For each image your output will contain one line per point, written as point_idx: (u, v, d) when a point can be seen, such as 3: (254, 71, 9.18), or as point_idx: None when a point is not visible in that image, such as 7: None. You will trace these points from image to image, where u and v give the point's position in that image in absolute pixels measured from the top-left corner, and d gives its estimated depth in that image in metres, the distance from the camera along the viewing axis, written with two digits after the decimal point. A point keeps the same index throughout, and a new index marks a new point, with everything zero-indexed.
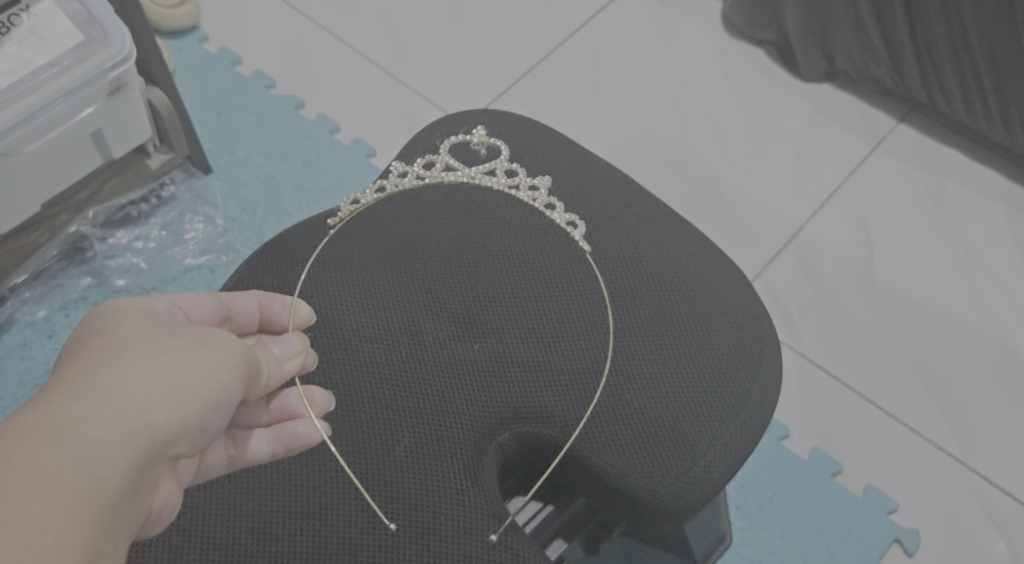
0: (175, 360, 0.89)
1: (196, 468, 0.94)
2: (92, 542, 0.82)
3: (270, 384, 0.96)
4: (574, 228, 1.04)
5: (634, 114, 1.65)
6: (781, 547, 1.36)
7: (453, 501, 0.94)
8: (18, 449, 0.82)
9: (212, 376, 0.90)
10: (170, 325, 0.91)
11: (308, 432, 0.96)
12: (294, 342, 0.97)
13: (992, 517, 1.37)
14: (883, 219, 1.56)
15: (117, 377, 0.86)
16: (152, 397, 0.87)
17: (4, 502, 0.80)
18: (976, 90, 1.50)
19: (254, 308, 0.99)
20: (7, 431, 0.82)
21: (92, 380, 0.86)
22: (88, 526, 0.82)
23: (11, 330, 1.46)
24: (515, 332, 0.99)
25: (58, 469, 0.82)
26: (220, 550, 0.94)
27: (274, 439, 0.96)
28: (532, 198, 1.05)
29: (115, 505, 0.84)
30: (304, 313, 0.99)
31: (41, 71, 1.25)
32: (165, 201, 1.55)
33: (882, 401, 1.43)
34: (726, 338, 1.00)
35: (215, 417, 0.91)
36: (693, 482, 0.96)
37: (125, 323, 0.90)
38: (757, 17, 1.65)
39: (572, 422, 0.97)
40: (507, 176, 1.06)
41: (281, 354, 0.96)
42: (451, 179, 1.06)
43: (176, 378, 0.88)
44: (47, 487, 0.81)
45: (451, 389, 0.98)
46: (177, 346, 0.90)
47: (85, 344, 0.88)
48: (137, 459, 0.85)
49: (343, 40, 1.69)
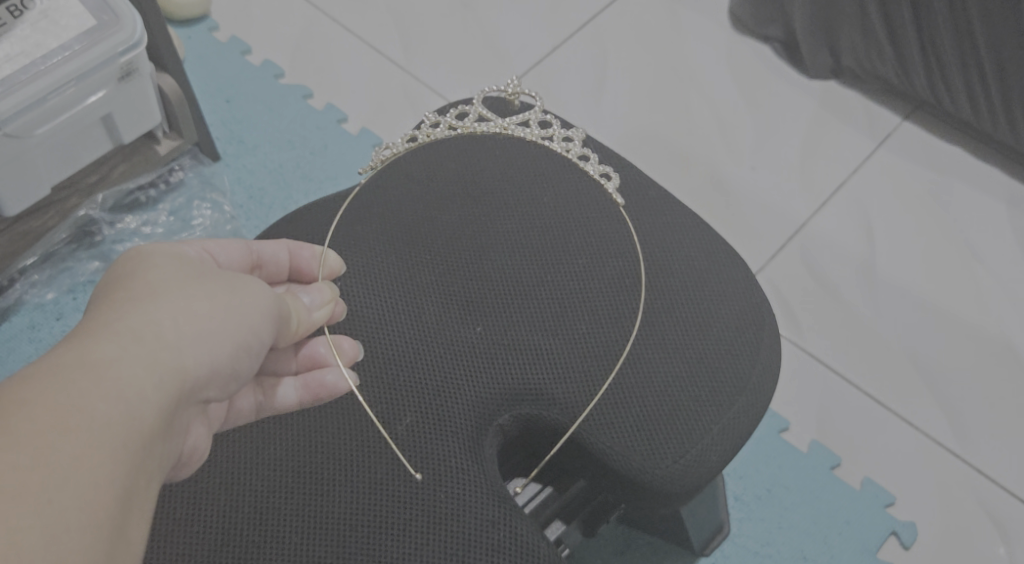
0: (206, 303, 0.90)
1: (224, 414, 0.96)
2: (126, 478, 0.83)
3: (299, 333, 0.97)
4: (608, 179, 1.08)
5: (640, 108, 1.66)
6: (778, 538, 1.37)
7: (453, 479, 0.96)
8: (52, 386, 0.82)
9: (242, 323, 0.92)
10: (201, 270, 0.93)
11: (336, 381, 0.97)
12: (324, 291, 0.98)
13: (989, 512, 1.38)
14: (886, 216, 1.57)
15: (149, 319, 0.88)
16: (184, 341, 0.88)
17: (39, 436, 0.80)
18: (979, 89, 1.51)
19: (284, 257, 1.01)
20: (40, 369, 0.83)
21: (124, 321, 0.87)
22: (122, 463, 0.83)
23: (19, 312, 1.47)
24: (517, 315, 1.01)
25: (92, 406, 0.82)
26: (225, 524, 0.95)
27: (302, 387, 0.97)
28: (566, 149, 1.09)
29: (146, 445, 0.84)
30: (334, 262, 1.01)
31: (53, 54, 1.26)
32: (173, 187, 1.56)
33: (881, 395, 1.45)
34: (727, 325, 1.02)
35: (245, 361, 0.92)
36: (691, 464, 0.97)
37: (158, 267, 0.91)
38: (764, 14, 1.66)
39: (572, 404, 0.98)
40: (540, 127, 1.11)
41: (311, 302, 0.98)
42: (485, 129, 1.10)
43: (207, 321, 0.90)
44: (81, 423, 0.82)
45: (453, 371, 0.99)
46: (207, 290, 0.91)
47: (116, 288, 0.89)
48: (169, 400, 0.86)
49: (353, 31, 1.70)
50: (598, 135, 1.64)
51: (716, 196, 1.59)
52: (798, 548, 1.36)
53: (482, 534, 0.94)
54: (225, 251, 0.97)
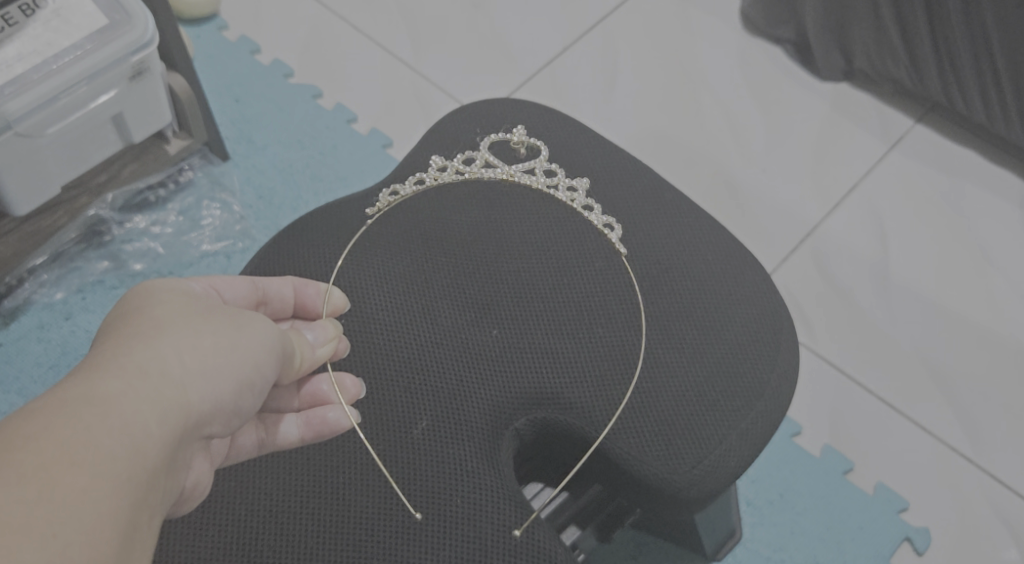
0: (211, 339, 0.89)
1: (226, 450, 0.95)
2: (129, 514, 0.81)
3: (302, 370, 0.96)
4: (611, 231, 1.04)
5: (651, 110, 1.65)
6: (790, 543, 1.36)
7: (469, 483, 0.95)
8: (56, 421, 0.81)
9: (248, 359, 0.91)
10: (207, 305, 0.92)
11: (337, 418, 0.96)
12: (327, 328, 0.97)
13: (1003, 519, 1.37)
14: (899, 219, 1.56)
15: (154, 354, 0.86)
16: (188, 377, 0.87)
17: (41, 471, 0.79)
18: (994, 91, 1.50)
19: (290, 294, 1.00)
20: (44, 403, 0.81)
21: (132, 357, 0.86)
22: (125, 499, 0.81)
23: (28, 312, 1.46)
24: (532, 318, 1.00)
25: (95, 442, 0.81)
26: (240, 529, 0.95)
27: (304, 424, 0.96)
28: (570, 199, 1.05)
29: (149, 482, 0.83)
30: (339, 299, 1.00)
31: (65, 53, 1.26)
32: (182, 187, 1.56)
33: (893, 399, 1.44)
34: (743, 329, 1.01)
35: (247, 399, 0.91)
36: (708, 470, 0.96)
37: (164, 302, 0.90)
38: (776, 15, 1.65)
39: (588, 409, 0.97)
40: (546, 176, 1.07)
41: (314, 339, 0.97)
42: (490, 176, 1.07)
43: (212, 357, 0.89)
44: (84, 459, 0.80)
45: (469, 374, 0.98)
46: (213, 326, 0.90)
47: (123, 323, 0.88)
48: (172, 436, 0.85)
49: (362, 30, 1.69)
50: (610, 136, 1.63)
51: (728, 199, 1.58)
52: (811, 553, 1.35)
53: (498, 540, 0.93)
54: (230, 287, 0.96)
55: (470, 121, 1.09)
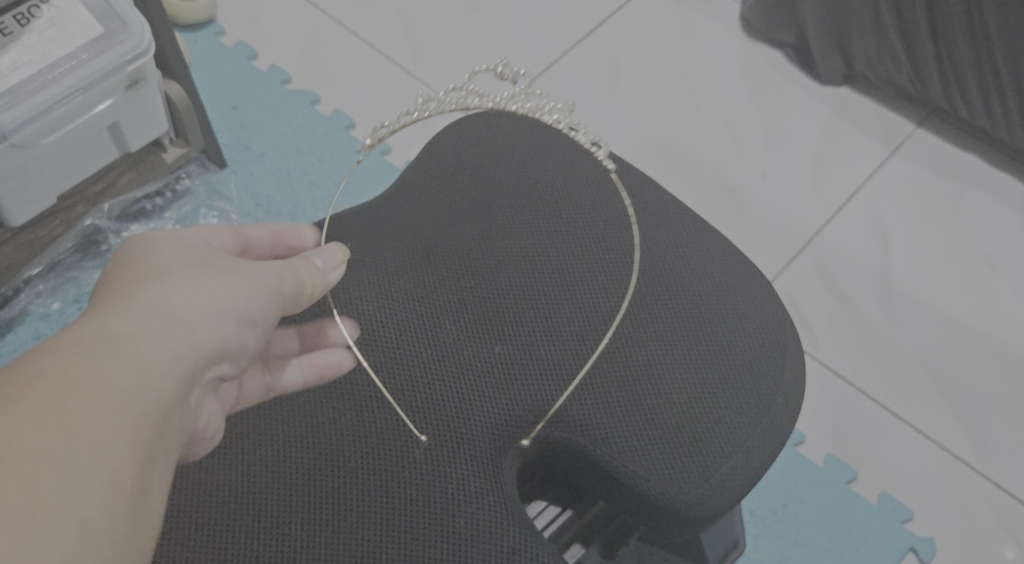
0: (214, 281, 0.91)
1: (234, 395, 0.97)
2: (148, 444, 0.82)
3: (313, 298, 0.97)
4: (597, 148, 1.07)
5: (651, 115, 1.64)
6: (794, 553, 1.34)
7: (472, 504, 0.93)
8: (71, 358, 0.81)
9: (251, 300, 0.92)
10: (205, 253, 0.93)
11: (341, 359, 0.98)
12: (336, 254, 0.98)
13: (1009, 529, 1.36)
14: (903, 226, 1.55)
15: (159, 297, 0.88)
16: (195, 319, 0.88)
17: (60, 402, 0.80)
18: (997, 97, 1.49)
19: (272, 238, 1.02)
20: (56, 344, 0.82)
21: (138, 300, 0.87)
22: (143, 429, 0.82)
23: (24, 322, 1.45)
24: (534, 334, 0.99)
25: (113, 376, 0.82)
26: (239, 549, 0.93)
27: (307, 367, 0.98)
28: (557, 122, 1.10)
29: (166, 415, 0.84)
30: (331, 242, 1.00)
31: (60, 63, 1.24)
32: (179, 195, 1.55)
33: (897, 407, 1.42)
34: (748, 342, 0.99)
35: (251, 336, 0.93)
36: (715, 488, 0.95)
37: (162, 250, 0.91)
38: (777, 19, 1.64)
39: (592, 426, 0.96)
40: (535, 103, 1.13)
41: (324, 264, 0.98)
42: (473, 103, 1.15)
43: (216, 298, 0.90)
44: (103, 391, 0.81)
45: (471, 392, 0.97)
46: (214, 270, 0.92)
47: (120, 272, 0.89)
48: (185, 373, 0.86)
49: (360, 36, 1.68)
50: (610, 141, 1.62)
51: (730, 206, 1.56)
52: None
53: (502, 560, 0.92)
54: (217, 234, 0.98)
55: (471, 130, 1.08)
